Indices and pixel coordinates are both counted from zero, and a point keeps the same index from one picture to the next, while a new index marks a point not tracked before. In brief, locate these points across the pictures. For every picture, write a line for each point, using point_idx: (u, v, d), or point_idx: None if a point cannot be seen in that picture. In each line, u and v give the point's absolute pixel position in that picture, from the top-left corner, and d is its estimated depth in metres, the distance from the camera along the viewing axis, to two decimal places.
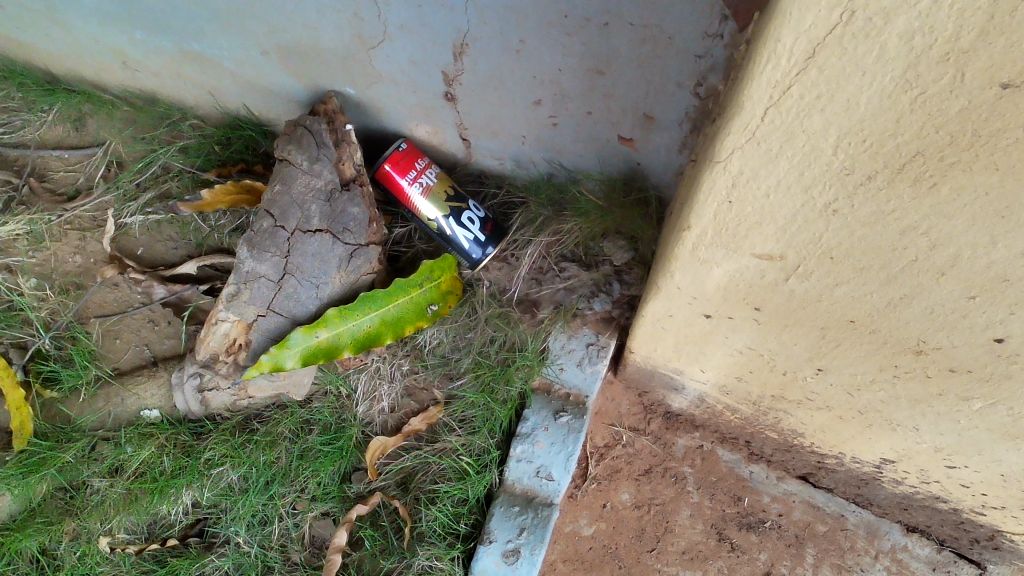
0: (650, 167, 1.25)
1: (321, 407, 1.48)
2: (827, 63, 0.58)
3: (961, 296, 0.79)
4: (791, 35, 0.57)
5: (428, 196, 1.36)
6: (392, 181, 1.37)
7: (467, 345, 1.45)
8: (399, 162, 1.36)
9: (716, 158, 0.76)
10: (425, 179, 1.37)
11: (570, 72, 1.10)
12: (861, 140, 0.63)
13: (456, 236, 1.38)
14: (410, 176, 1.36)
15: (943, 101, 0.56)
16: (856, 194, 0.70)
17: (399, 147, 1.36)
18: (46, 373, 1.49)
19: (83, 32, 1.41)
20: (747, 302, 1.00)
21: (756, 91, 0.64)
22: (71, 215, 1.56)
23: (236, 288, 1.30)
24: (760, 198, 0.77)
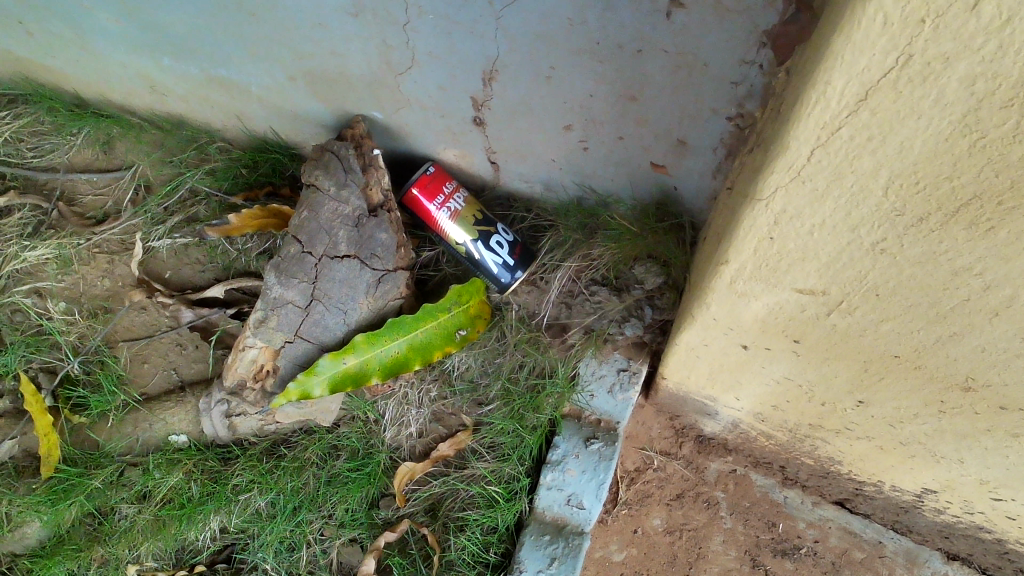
0: (683, 193, 1.23)
1: (348, 432, 1.46)
2: (881, 106, 0.55)
3: (1015, 336, 0.75)
4: (842, 78, 0.55)
5: (456, 221, 1.35)
6: (420, 207, 1.36)
7: (497, 370, 1.43)
8: (427, 186, 1.35)
9: (758, 195, 0.73)
10: (453, 204, 1.35)
11: (602, 98, 1.08)
12: (914, 181, 0.61)
13: (485, 260, 1.36)
14: (438, 201, 1.35)
15: (1004, 148, 0.54)
16: (906, 234, 0.67)
17: (427, 171, 1.35)
18: (74, 399, 1.48)
19: (111, 57, 1.41)
20: (786, 335, 0.97)
21: (802, 132, 0.62)
22: (100, 238, 1.56)
23: (264, 314, 1.30)
24: (804, 235, 0.74)
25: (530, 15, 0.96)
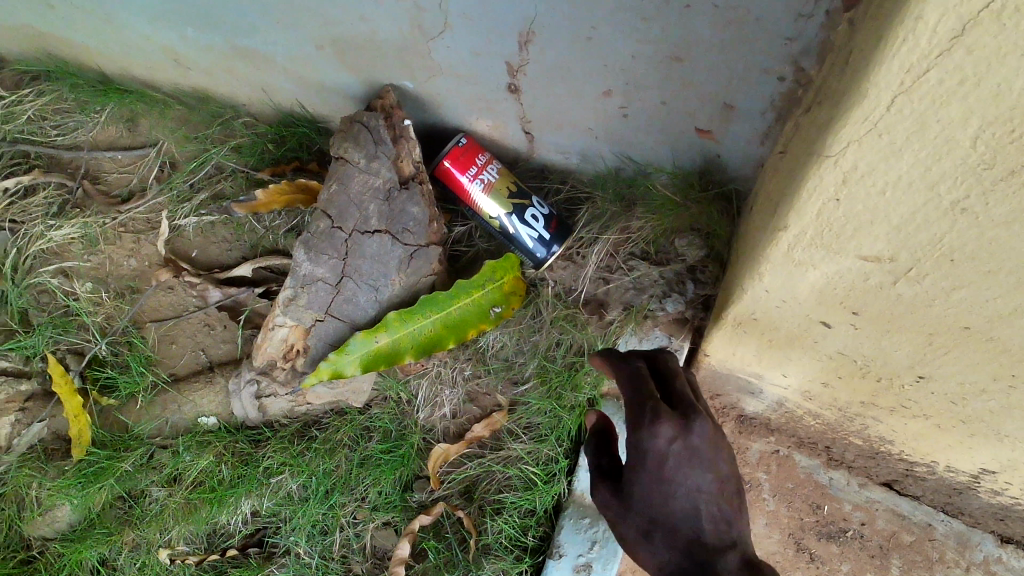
0: (728, 161, 1.17)
1: (380, 414, 1.42)
2: (978, 43, 0.50)
3: None
4: (938, 10, 0.50)
5: (489, 193, 1.30)
6: (453, 179, 1.31)
7: (533, 349, 1.38)
8: (459, 159, 1.30)
9: (825, 151, 0.68)
10: (487, 176, 1.30)
11: (644, 61, 1.02)
12: (1009, 131, 0.55)
13: (519, 234, 1.31)
14: (470, 172, 1.30)
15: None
16: (993, 192, 0.61)
17: (459, 142, 1.30)
18: (103, 380, 1.45)
19: (133, 29, 1.36)
20: (845, 307, 0.92)
21: (885, 76, 0.57)
22: (125, 217, 1.53)
23: (293, 292, 1.27)
24: (875, 196, 0.69)
25: None
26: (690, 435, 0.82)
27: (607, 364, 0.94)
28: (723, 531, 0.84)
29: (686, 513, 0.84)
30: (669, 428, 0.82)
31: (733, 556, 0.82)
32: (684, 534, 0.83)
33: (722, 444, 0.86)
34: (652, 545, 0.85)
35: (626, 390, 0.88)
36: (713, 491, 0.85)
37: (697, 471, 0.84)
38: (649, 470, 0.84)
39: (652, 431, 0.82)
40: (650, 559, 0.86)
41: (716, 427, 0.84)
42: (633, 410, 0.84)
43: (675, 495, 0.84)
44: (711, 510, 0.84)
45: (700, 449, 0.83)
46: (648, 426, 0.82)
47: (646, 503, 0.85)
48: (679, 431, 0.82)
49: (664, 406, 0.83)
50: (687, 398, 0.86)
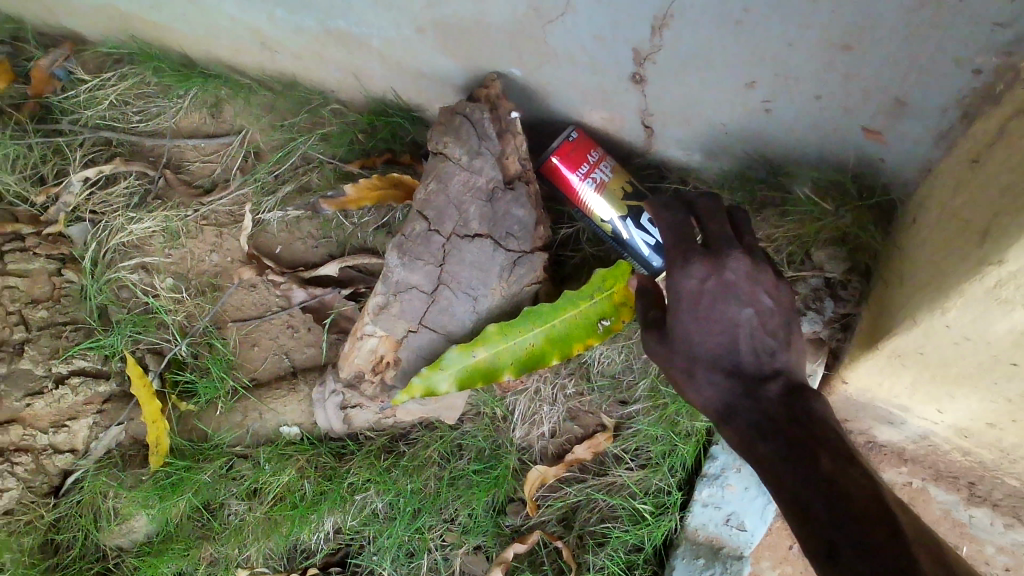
0: (887, 165, 1.00)
1: (473, 430, 1.31)
2: None
3: None
4: None
5: (602, 194, 1.16)
6: (561, 178, 1.17)
7: (644, 367, 1.23)
8: (570, 155, 1.16)
9: None
10: (598, 176, 1.16)
11: (803, 48, 0.87)
12: None
13: (634, 240, 1.17)
14: (582, 170, 1.16)
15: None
16: None
17: (571, 136, 1.16)
18: (183, 384, 1.38)
19: (220, 10, 1.27)
20: None
21: None
22: (208, 210, 1.44)
23: (386, 299, 1.16)
24: None
25: None
26: (724, 271, 0.87)
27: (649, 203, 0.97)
28: (767, 363, 0.88)
29: (725, 351, 0.89)
30: (702, 268, 0.87)
31: (780, 381, 0.86)
32: (724, 366, 0.89)
33: (765, 274, 0.89)
34: (696, 382, 0.91)
35: (668, 233, 0.92)
36: (749, 323, 0.88)
37: (734, 303, 0.88)
38: (688, 308, 0.89)
39: (687, 273, 0.88)
40: (698, 398, 0.91)
41: (753, 260, 0.89)
42: (670, 258, 0.90)
43: (712, 328, 0.89)
44: (755, 341, 0.88)
45: (736, 282, 0.88)
46: (682, 267, 0.88)
47: (686, 334, 0.90)
48: (711, 269, 0.87)
49: (698, 250, 0.88)
50: (723, 234, 0.90)
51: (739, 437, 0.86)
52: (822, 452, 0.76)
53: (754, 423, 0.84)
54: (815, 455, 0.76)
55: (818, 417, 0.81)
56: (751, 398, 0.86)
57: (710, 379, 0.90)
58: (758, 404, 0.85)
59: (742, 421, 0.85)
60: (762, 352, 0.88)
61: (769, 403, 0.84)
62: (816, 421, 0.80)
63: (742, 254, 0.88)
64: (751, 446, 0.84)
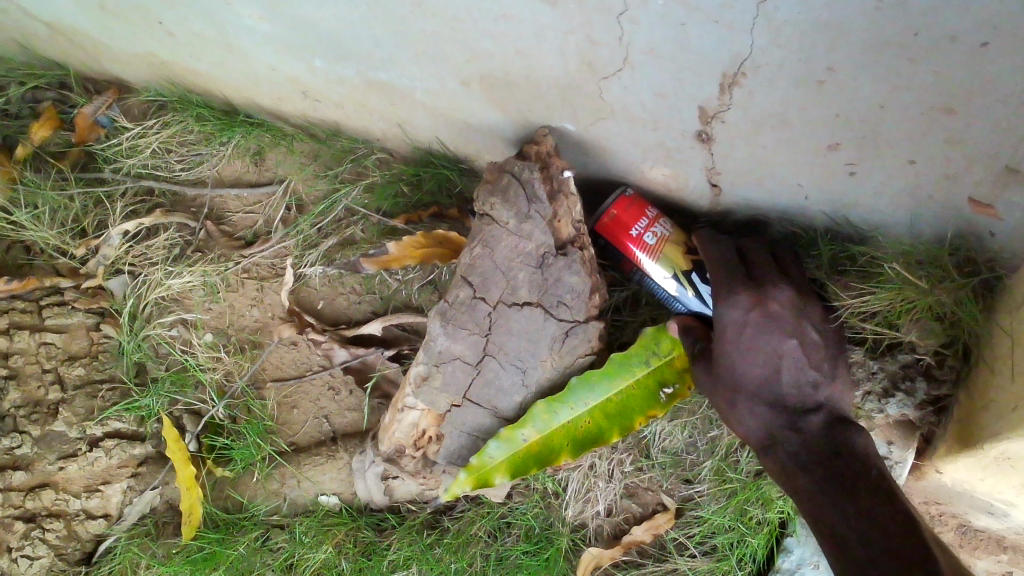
0: (991, 237, 0.88)
1: (522, 507, 1.20)
2: None
3: None
4: None
5: (663, 249, 1.05)
6: (615, 243, 1.08)
7: (709, 445, 1.12)
8: (618, 218, 1.07)
9: None
10: (651, 234, 1.06)
11: (898, 111, 0.76)
12: None
13: (700, 301, 1.05)
14: (640, 225, 1.06)
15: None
16: None
17: (626, 191, 1.08)
18: (219, 449, 1.31)
19: (260, 60, 1.21)
20: None
21: None
22: (249, 262, 1.38)
23: (427, 370, 1.07)
24: None
25: None
26: (767, 301, 0.92)
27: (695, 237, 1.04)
28: (808, 396, 0.93)
29: (767, 380, 0.93)
30: (747, 298, 0.92)
31: (822, 414, 0.91)
32: (767, 399, 0.93)
33: (807, 307, 0.95)
34: (739, 410, 0.95)
35: (715, 266, 0.98)
36: (791, 353, 0.93)
37: (778, 334, 0.92)
38: (732, 334, 0.93)
39: (733, 301, 0.93)
40: (739, 425, 0.96)
41: (795, 294, 0.95)
42: (716, 286, 0.95)
43: (757, 357, 0.93)
44: (798, 372, 0.93)
45: (779, 315, 0.93)
46: (729, 296, 0.93)
47: (730, 360, 0.94)
48: (755, 300, 0.92)
49: (742, 280, 0.94)
50: (769, 269, 0.96)
51: (779, 466, 0.91)
52: (861, 493, 0.80)
53: (794, 453, 0.90)
54: (853, 492, 0.81)
55: (858, 453, 0.85)
56: (790, 428, 0.91)
57: (754, 409, 0.94)
58: (798, 433, 0.91)
59: (783, 450, 0.91)
60: (802, 384, 0.93)
61: (809, 435, 0.90)
62: (857, 457, 0.84)
63: (786, 287, 0.94)
64: (792, 476, 0.89)
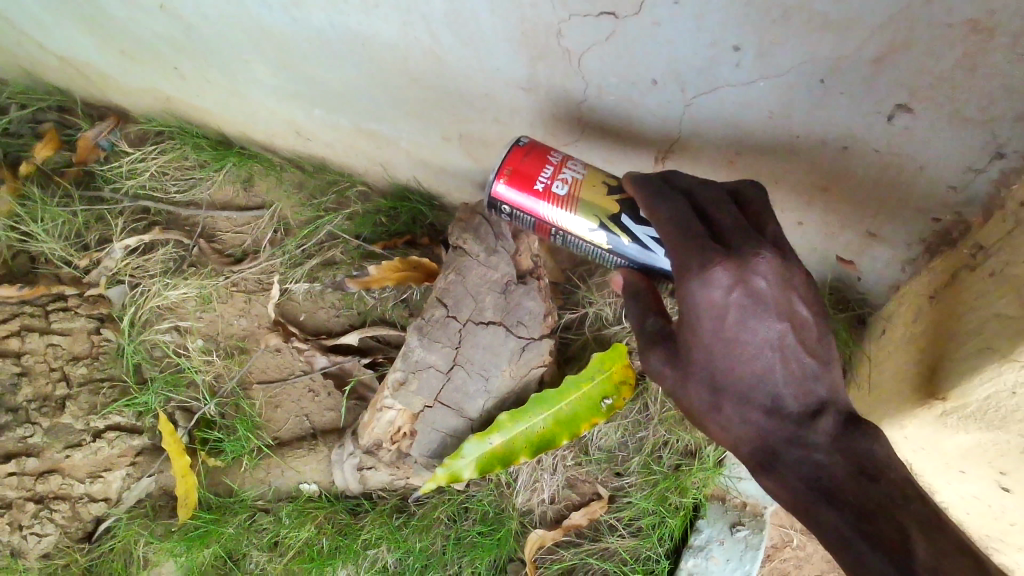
0: (860, 282, 1.13)
1: (478, 494, 1.41)
2: None
3: None
4: None
5: (579, 194, 0.95)
6: (520, 205, 0.97)
7: (638, 443, 1.36)
8: (515, 171, 0.96)
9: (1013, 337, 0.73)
10: (561, 185, 0.95)
11: (787, 186, 1.00)
12: None
13: (639, 245, 0.94)
14: (545, 174, 0.96)
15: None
16: None
17: (521, 143, 0.98)
18: (211, 442, 1.48)
19: (263, 106, 1.39)
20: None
21: None
22: (238, 277, 1.55)
23: (405, 376, 1.27)
24: None
25: (724, 104, 0.89)
26: (751, 277, 0.76)
27: (641, 196, 0.86)
28: (807, 395, 0.82)
29: (761, 380, 0.81)
30: (726, 277, 0.76)
31: (827, 417, 0.81)
32: (763, 404, 0.82)
33: (794, 275, 0.79)
34: (725, 416, 0.83)
35: (668, 229, 0.81)
36: (780, 342, 0.79)
37: (764, 319, 0.78)
38: (711, 327, 0.78)
39: (709, 283, 0.76)
40: (726, 432, 0.85)
41: (779, 260, 0.78)
42: (683, 259, 0.78)
43: (742, 352, 0.79)
44: (791, 361, 0.80)
45: (764, 292, 0.77)
46: (701, 278, 0.76)
47: (708, 356, 0.80)
48: (737, 275, 0.76)
49: (717, 249, 0.77)
50: (738, 225, 0.79)
51: (789, 491, 0.82)
52: (910, 525, 0.74)
53: (803, 471, 0.82)
54: (905, 531, 0.73)
55: (891, 476, 0.78)
56: (793, 442, 0.82)
57: (744, 413, 0.82)
58: (802, 445, 0.81)
59: (789, 469, 0.82)
60: (796, 376, 0.81)
61: (814, 443, 0.81)
62: (894, 483, 0.78)
63: (770, 251, 0.77)
64: (806, 506, 0.81)
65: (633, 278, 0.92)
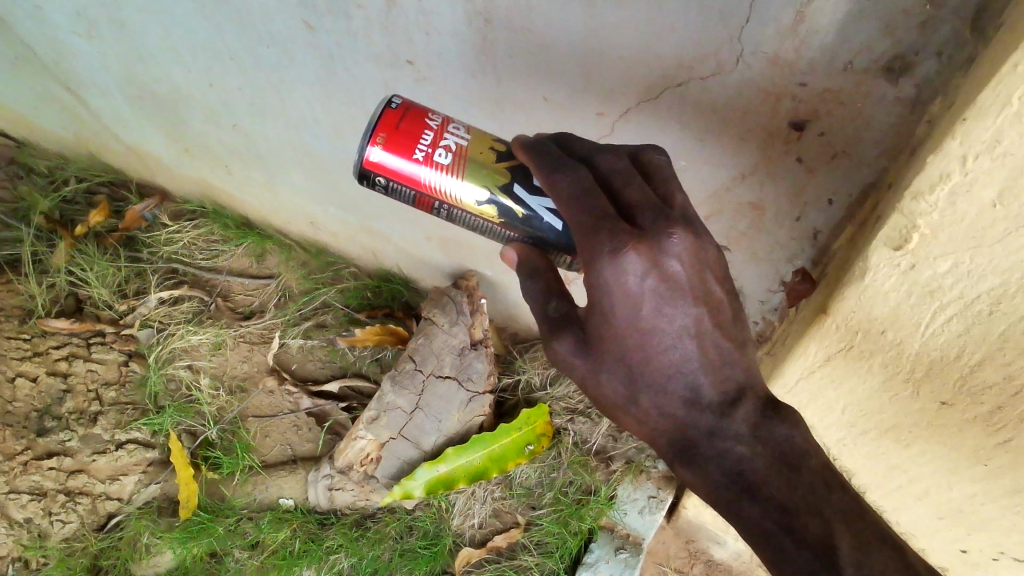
0: None
1: (423, 515, 1.79)
2: (842, 365, 0.89)
3: (934, 517, 1.08)
4: (819, 349, 0.89)
5: (464, 160, 0.91)
6: (395, 174, 0.91)
7: (551, 482, 1.76)
8: (392, 136, 0.90)
9: (788, 380, 0.98)
10: (442, 150, 0.90)
11: None
12: (888, 397, 0.89)
13: (537, 213, 0.91)
14: (422, 140, 0.90)
15: (928, 381, 0.82)
16: (864, 441, 1.01)
17: (393, 105, 0.92)
18: (211, 458, 1.84)
19: (289, 200, 1.81)
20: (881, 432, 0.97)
21: (806, 352, 0.91)
22: (245, 330, 1.95)
23: (376, 413, 1.67)
24: (836, 400, 0.96)
25: None
26: (665, 260, 0.76)
27: (540, 171, 0.82)
28: (724, 382, 0.85)
29: (678, 372, 0.83)
30: (640, 264, 0.75)
31: (747, 403, 0.85)
32: (682, 396, 0.85)
33: (704, 252, 0.79)
34: (643, 407, 0.86)
35: (572, 209, 0.78)
36: (697, 328, 0.81)
37: (678, 304, 0.79)
38: (627, 314, 0.78)
39: (623, 268, 0.75)
40: (642, 423, 0.89)
41: (691, 239, 0.78)
42: (591, 243, 0.76)
43: (658, 340, 0.81)
44: (705, 347, 0.83)
45: (673, 276, 0.78)
46: (614, 263, 0.75)
47: (622, 346, 0.81)
48: (652, 261, 0.76)
49: (631, 231, 0.75)
50: (648, 200, 0.78)
51: (704, 486, 0.88)
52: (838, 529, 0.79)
53: (723, 463, 0.87)
54: (829, 524, 0.79)
55: (812, 465, 0.84)
56: (714, 434, 0.86)
57: (660, 402, 0.86)
58: (723, 437, 0.85)
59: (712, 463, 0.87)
60: (713, 364, 0.84)
61: (736, 435, 0.85)
62: (814, 471, 0.83)
63: (683, 230, 0.77)
64: (732, 501, 0.86)
65: (528, 253, 0.90)
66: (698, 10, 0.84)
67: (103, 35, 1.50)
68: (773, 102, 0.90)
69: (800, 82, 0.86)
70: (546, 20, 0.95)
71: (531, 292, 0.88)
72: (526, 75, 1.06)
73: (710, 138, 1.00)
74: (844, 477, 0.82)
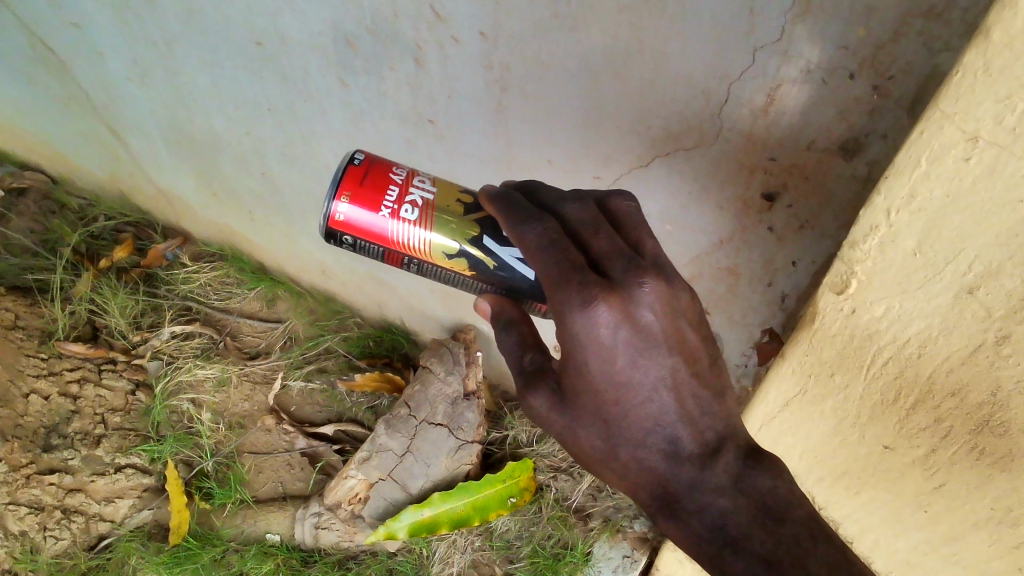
0: None
1: (403, 560, 1.85)
2: (816, 392, 1.01)
3: (902, 558, 1.17)
4: (792, 376, 1.01)
5: (429, 214, 0.99)
6: (361, 230, 1.00)
7: (529, 535, 1.82)
8: (356, 192, 0.99)
9: (767, 410, 1.07)
10: (408, 206, 0.99)
11: None
12: (854, 421, 1.00)
13: (507, 265, 0.99)
14: (387, 197, 1.00)
15: (876, 422, 0.98)
16: (832, 479, 1.11)
17: (357, 163, 1.01)
18: (205, 489, 1.91)
19: (304, 247, 1.93)
20: (844, 464, 1.08)
21: (783, 381, 1.02)
22: (249, 369, 2.04)
23: (369, 453, 1.75)
24: (808, 431, 1.07)
25: None
26: (635, 307, 0.80)
27: (510, 227, 0.87)
28: (704, 436, 0.87)
29: (654, 427, 0.86)
30: (612, 316, 0.78)
31: (728, 454, 0.88)
32: (663, 449, 0.88)
33: (675, 299, 0.84)
34: (624, 464, 0.89)
35: (541, 263, 0.82)
36: (674, 379, 0.84)
37: (656, 355, 0.83)
38: (602, 367, 0.82)
39: (595, 320, 0.78)
40: (622, 478, 0.91)
41: (662, 287, 0.82)
42: (561, 295, 0.79)
43: (634, 394, 0.84)
44: (686, 398, 0.86)
45: (645, 325, 0.81)
46: (586, 315, 0.78)
47: (599, 402, 0.84)
48: (624, 309, 0.79)
49: (599, 282, 0.79)
50: (615, 251, 0.83)
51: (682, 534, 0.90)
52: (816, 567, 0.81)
53: (705, 518, 0.88)
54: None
55: (796, 515, 0.86)
56: (695, 488, 0.88)
57: (641, 458, 0.88)
58: (706, 489, 0.88)
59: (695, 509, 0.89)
60: (691, 416, 0.87)
61: (717, 486, 0.87)
62: (800, 523, 0.85)
63: (653, 279, 0.81)
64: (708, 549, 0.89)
65: (503, 305, 0.98)
66: (684, 90, 0.98)
67: (154, 83, 1.65)
68: (748, 174, 1.02)
69: (770, 156, 0.98)
70: (556, 88, 1.09)
71: (511, 346, 0.94)
72: (535, 140, 1.19)
73: (693, 206, 1.11)
74: (830, 529, 0.85)
